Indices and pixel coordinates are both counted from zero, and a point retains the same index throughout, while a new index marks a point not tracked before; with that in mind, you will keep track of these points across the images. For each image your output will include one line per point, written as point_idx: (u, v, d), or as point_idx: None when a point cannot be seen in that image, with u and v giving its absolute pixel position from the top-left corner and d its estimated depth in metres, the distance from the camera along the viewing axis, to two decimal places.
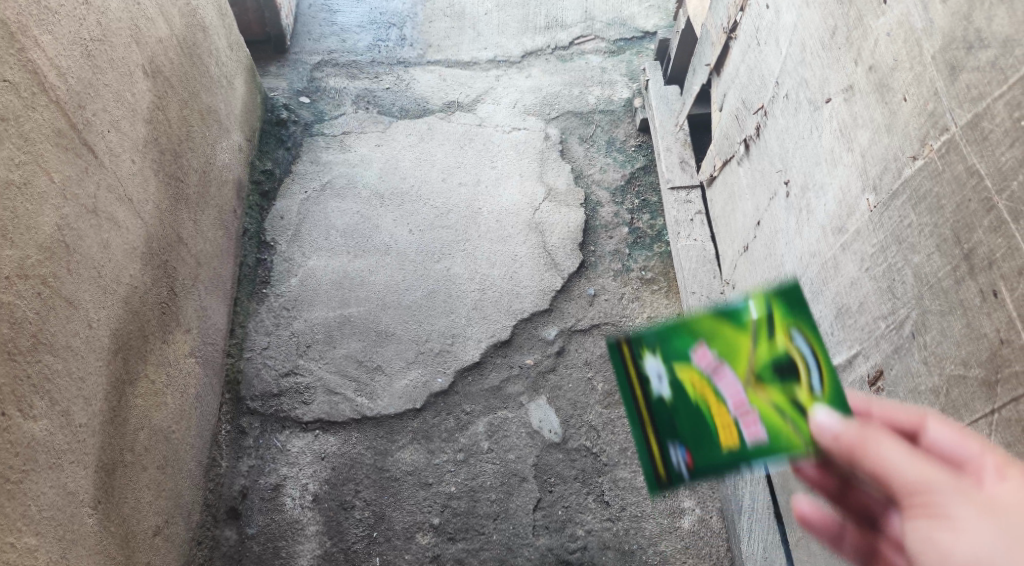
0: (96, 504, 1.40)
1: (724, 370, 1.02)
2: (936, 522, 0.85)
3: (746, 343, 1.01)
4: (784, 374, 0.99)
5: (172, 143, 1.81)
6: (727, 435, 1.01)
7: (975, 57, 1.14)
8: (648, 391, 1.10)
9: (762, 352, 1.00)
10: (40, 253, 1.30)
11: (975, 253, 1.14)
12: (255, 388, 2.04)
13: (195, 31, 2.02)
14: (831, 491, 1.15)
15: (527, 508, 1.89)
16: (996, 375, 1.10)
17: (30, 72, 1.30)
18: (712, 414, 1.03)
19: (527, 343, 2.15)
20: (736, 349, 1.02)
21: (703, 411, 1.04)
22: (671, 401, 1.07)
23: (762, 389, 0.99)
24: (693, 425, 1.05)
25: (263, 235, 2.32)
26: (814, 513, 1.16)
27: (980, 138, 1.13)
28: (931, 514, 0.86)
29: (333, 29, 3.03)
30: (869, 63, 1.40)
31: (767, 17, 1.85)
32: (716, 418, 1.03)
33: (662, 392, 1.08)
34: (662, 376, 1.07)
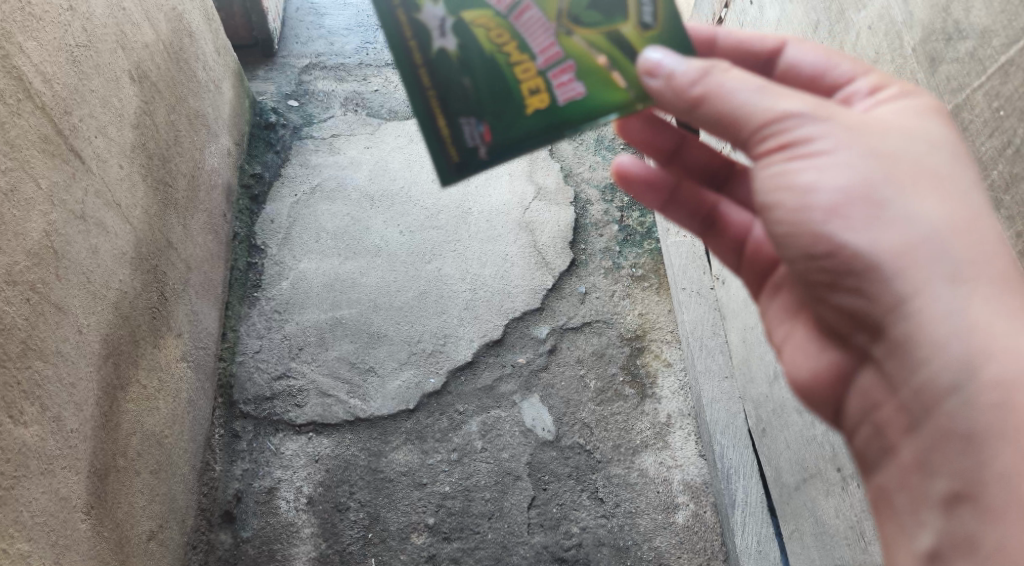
0: (89, 510, 1.40)
1: (566, 66, 1.15)
2: (807, 162, 1.01)
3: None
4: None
5: (160, 148, 1.81)
6: (535, 96, 1.17)
7: (954, 48, 1.15)
8: (429, 48, 1.16)
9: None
10: (29, 259, 1.29)
11: None
12: (248, 392, 2.04)
13: (182, 36, 2.02)
14: (661, 147, 1.42)
15: (522, 506, 1.90)
16: None
17: (15, 79, 1.30)
18: (510, 64, 1.16)
19: (519, 342, 2.15)
20: None
21: (500, 63, 1.16)
22: (459, 51, 1.16)
23: (565, 31, 1.15)
24: (491, 75, 1.17)
25: (253, 239, 2.32)
26: (638, 169, 1.41)
27: (960, 128, 1.14)
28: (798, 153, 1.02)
29: (320, 32, 3.03)
30: (851, 57, 1.41)
31: (751, 13, 1.86)
32: (516, 65, 1.16)
33: (446, 44, 1.16)
34: (446, 24, 1.15)
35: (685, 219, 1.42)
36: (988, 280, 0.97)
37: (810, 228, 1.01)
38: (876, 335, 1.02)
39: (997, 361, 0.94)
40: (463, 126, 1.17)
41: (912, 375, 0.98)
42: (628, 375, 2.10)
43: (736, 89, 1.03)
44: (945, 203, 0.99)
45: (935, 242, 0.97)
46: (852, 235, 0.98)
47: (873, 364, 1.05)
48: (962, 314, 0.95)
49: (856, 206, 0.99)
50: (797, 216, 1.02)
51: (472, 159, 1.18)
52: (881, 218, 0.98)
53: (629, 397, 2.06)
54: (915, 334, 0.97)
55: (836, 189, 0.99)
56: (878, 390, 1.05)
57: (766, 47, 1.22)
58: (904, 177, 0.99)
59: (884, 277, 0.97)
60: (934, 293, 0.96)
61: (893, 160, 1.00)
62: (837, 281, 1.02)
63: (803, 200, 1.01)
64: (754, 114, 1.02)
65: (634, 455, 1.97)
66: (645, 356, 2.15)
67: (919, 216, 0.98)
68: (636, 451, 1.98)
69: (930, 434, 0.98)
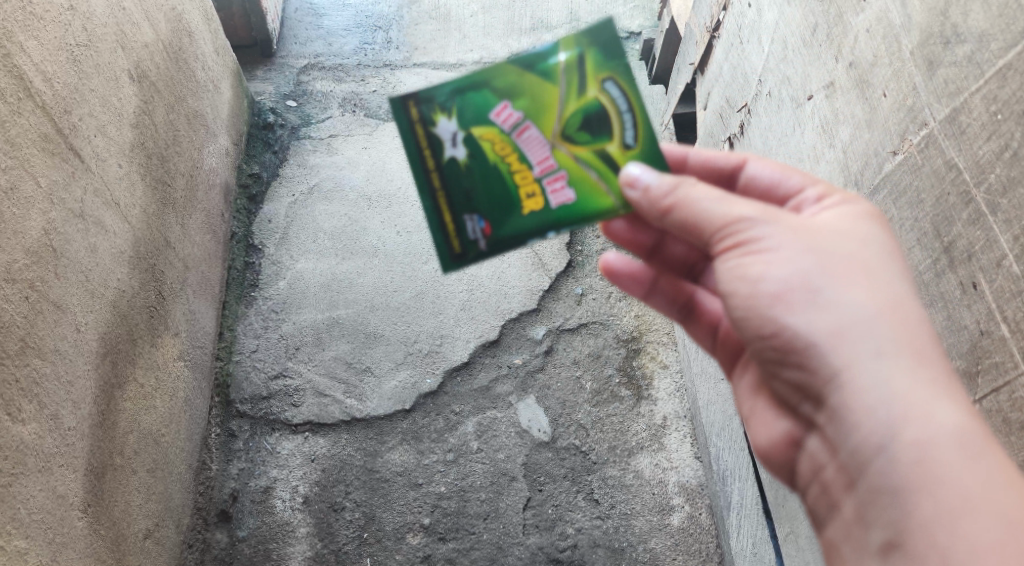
0: (85, 508, 1.40)
1: (562, 180, 1.15)
2: (746, 251, 1.04)
3: (554, 92, 1.15)
4: (592, 117, 1.14)
5: (159, 147, 1.81)
6: (532, 200, 1.17)
7: (952, 52, 1.17)
8: (440, 156, 1.18)
9: (573, 105, 1.15)
10: (28, 257, 1.29)
11: (954, 246, 1.16)
12: (244, 392, 2.04)
13: (181, 36, 2.02)
14: (642, 244, 1.38)
15: (517, 507, 1.90)
16: (976, 366, 1.12)
17: (16, 77, 1.30)
18: (512, 174, 1.17)
19: (515, 343, 2.16)
20: (545, 100, 1.15)
21: (502, 173, 1.17)
22: (467, 160, 1.17)
23: (563, 147, 1.15)
24: (494, 185, 1.17)
25: (251, 238, 2.31)
26: (621, 264, 1.40)
27: (957, 132, 1.15)
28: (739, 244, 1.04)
29: (319, 33, 3.03)
30: (849, 60, 1.43)
31: (749, 16, 1.87)
32: (517, 175, 1.17)
33: (455, 153, 1.18)
34: (456, 135, 1.17)
35: (665, 307, 1.41)
36: (916, 353, 0.98)
37: (755, 313, 1.04)
38: (820, 407, 1.04)
39: (917, 425, 0.95)
40: (466, 223, 1.19)
41: (849, 442, 1.00)
42: (624, 377, 2.11)
43: (691, 195, 1.06)
44: (876, 285, 1.01)
45: (866, 325, 0.99)
46: (793, 320, 1.01)
47: (818, 430, 1.08)
48: (888, 387, 0.97)
49: (792, 295, 1.01)
50: (744, 302, 1.05)
51: (473, 254, 1.20)
52: (816, 303, 1.00)
53: (625, 399, 2.07)
54: (847, 409, 0.99)
55: (776, 279, 1.02)
56: (824, 454, 1.07)
57: (728, 162, 1.23)
58: (838, 265, 1.02)
59: (818, 355, 1.01)
60: (862, 370, 0.98)
61: (828, 250, 1.03)
62: (784, 359, 1.05)
63: (746, 286, 1.04)
64: (699, 213, 1.05)
65: (630, 457, 1.98)
66: (642, 358, 2.15)
67: (851, 298, 1.00)
68: (632, 453, 1.99)
69: (864, 492, 1.00)
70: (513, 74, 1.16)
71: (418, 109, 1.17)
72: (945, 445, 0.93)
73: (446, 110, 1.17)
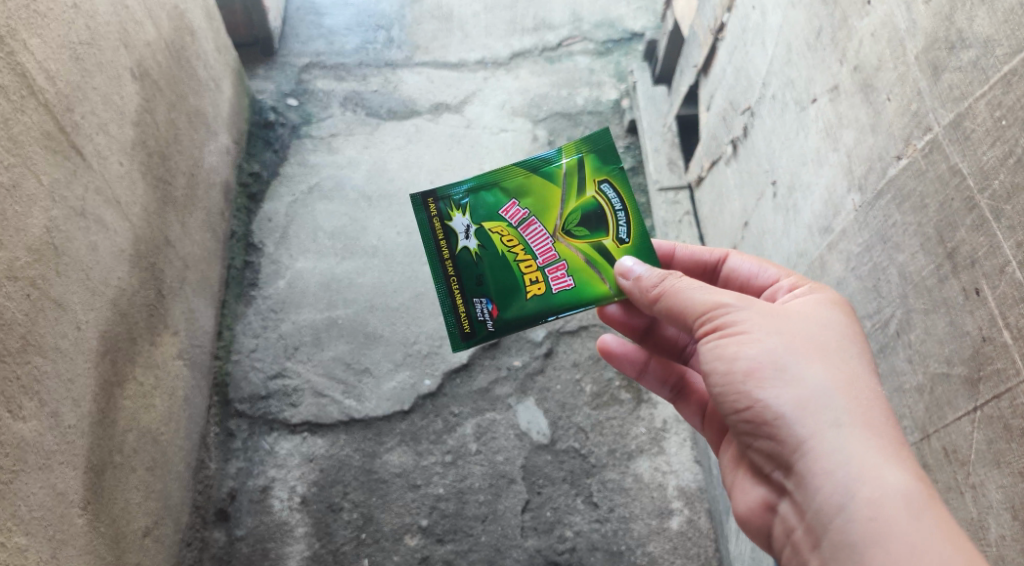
0: (85, 505, 1.40)
1: (561, 268, 1.44)
2: (723, 334, 1.20)
3: (554, 194, 1.45)
4: (587, 215, 1.44)
5: (160, 146, 1.80)
6: (535, 285, 1.45)
7: (957, 57, 1.17)
8: (455, 246, 1.48)
9: (572, 205, 1.44)
10: (30, 255, 1.29)
11: (958, 251, 1.16)
12: (243, 391, 2.03)
13: (183, 34, 2.01)
14: (636, 327, 1.58)
15: (516, 510, 1.90)
16: (978, 372, 1.12)
17: (19, 75, 1.30)
18: (517, 263, 1.46)
19: (515, 344, 2.15)
20: (545, 200, 1.45)
21: (509, 260, 1.46)
22: (478, 249, 1.47)
23: (561, 240, 1.44)
24: (503, 271, 1.46)
25: (250, 237, 2.31)
26: (618, 345, 1.62)
27: (962, 137, 1.15)
28: (717, 327, 1.21)
29: (320, 32, 3.03)
30: (854, 64, 1.43)
31: (754, 18, 1.87)
32: (521, 264, 1.45)
33: (468, 244, 1.47)
34: (469, 228, 1.48)
35: (657, 385, 1.61)
36: (873, 426, 1.10)
37: (732, 388, 1.19)
38: (790, 474, 1.16)
39: (871, 485, 1.06)
40: (476, 305, 1.47)
41: (813, 504, 1.11)
42: (624, 380, 2.09)
43: (680, 289, 1.26)
44: (836, 366, 1.15)
45: (826, 399, 1.12)
46: (764, 394, 1.15)
47: (789, 497, 1.17)
48: (846, 453, 1.09)
49: (763, 372, 1.16)
50: (720, 377, 1.20)
51: (481, 330, 1.47)
52: (785, 381, 1.15)
53: (625, 402, 2.06)
54: (812, 473, 1.11)
55: (749, 358, 1.17)
56: (795, 520, 1.16)
57: (712, 256, 1.50)
58: (804, 348, 1.17)
59: (785, 426, 1.14)
60: (824, 438, 1.11)
61: (796, 335, 1.18)
62: (756, 430, 1.18)
63: (722, 364, 1.19)
64: (686, 303, 1.24)
65: (629, 460, 1.98)
66: None
67: (815, 377, 1.14)
68: (631, 456, 1.98)
69: (828, 547, 1.09)
70: (520, 178, 1.47)
71: (437, 207, 1.49)
72: (893, 505, 1.04)
73: (462, 208, 1.48)
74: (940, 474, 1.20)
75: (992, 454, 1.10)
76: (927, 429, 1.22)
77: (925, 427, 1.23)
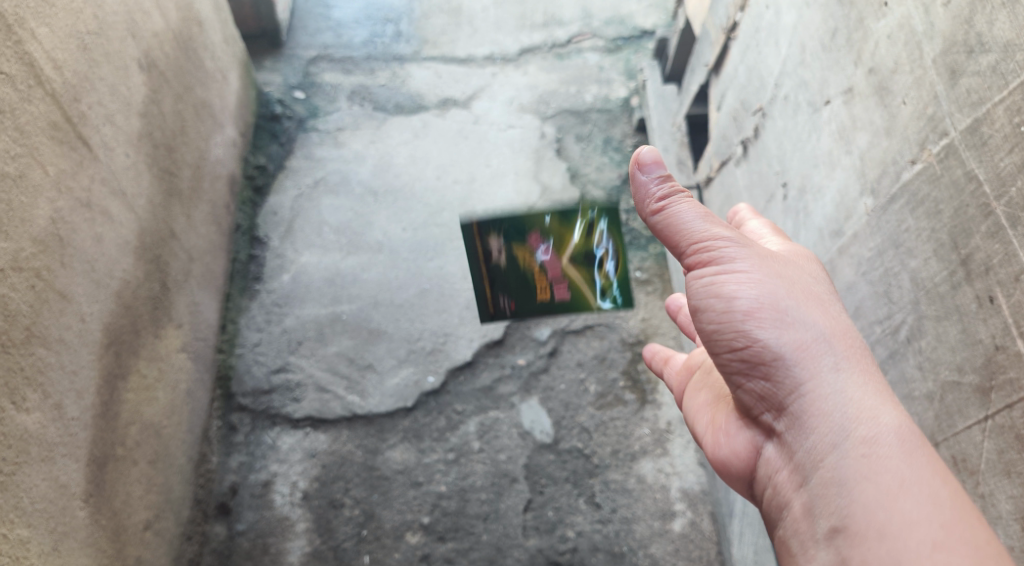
0: (87, 498, 1.39)
1: None
2: (723, 270, 1.17)
3: None
4: None
5: (166, 137, 1.79)
6: None
7: (976, 61, 1.15)
8: None
9: None
10: (35, 245, 1.28)
11: (972, 259, 1.15)
12: (246, 385, 2.03)
13: (191, 25, 2.00)
14: None
15: (518, 509, 1.89)
16: (990, 381, 1.11)
17: (26, 64, 1.29)
18: None
19: (519, 343, 2.14)
20: None
21: None
22: None
23: None
24: None
25: (256, 230, 2.30)
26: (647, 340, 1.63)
27: (979, 143, 1.14)
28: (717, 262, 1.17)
29: (328, 24, 3.01)
30: (869, 66, 1.41)
31: (767, 17, 1.85)
32: None
33: None
34: None
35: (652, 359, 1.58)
36: (864, 370, 1.12)
37: (729, 326, 1.16)
38: (780, 415, 1.16)
39: (867, 425, 1.07)
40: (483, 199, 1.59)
41: (805, 443, 1.12)
42: (629, 381, 2.09)
43: (685, 215, 1.18)
44: (827, 311, 1.16)
45: (824, 342, 1.13)
46: (763, 334, 1.14)
47: (777, 437, 1.17)
48: (843, 395, 1.10)
49: (764, 313, 1.15)
50: (717, 316, 1.17)
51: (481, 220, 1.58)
52: (784, 322, 1.14)
53: (629, 402, 2.05)
54: (806, 414, 1.11)
55: (749, 298, 1.15)
56: (781, 459, 1.17)
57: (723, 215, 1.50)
58: (799, 293, 1.17)
59: (782, 366, 1.13)
60: (821, 379, 1.11)
61: (790, 277, 1.18)
62: (750, 369, 1.17)
63: (722, 302, 1.16)
64: (686, 234, 1.18)
65: (632, 461, 1.96)
66: (647, 361, 2.13)
67: (811, 320, 1.14)
68: (635, 457, 1.97)
69: (819, 487, 1.09)
70: None
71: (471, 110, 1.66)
72: (890, 445, 1.06)
73: None
74: None
75: (1003, 464, 1.09)
76: (936, 437, 1.21)
77: (935, 435, 1.22)
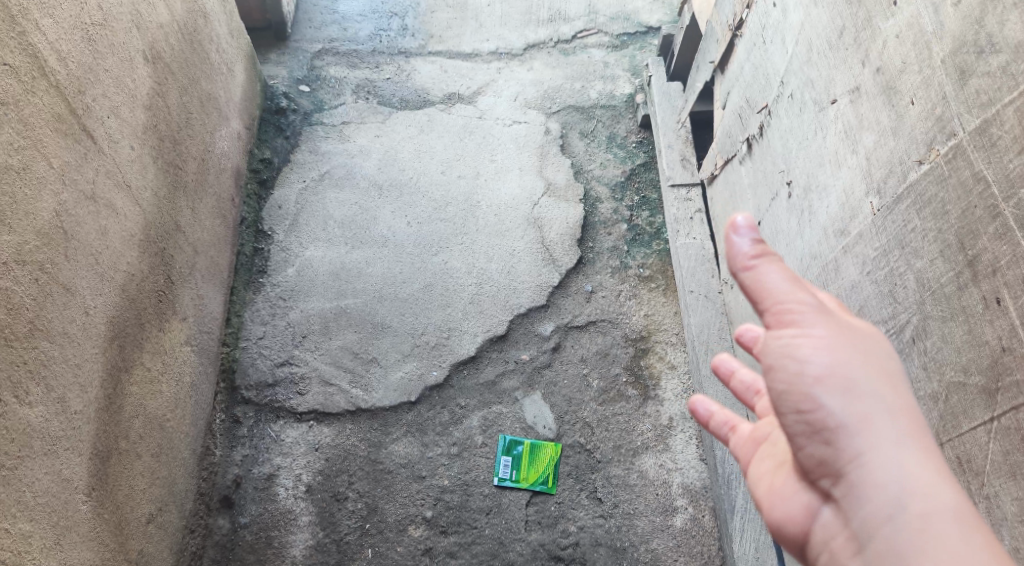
0: (90, 491, 1.39)
1: None
2: (798, 329, 1.02)
3: None
4: None
5: (171, 130, 1.79)
6: None
7: (986, 61, 1.14)
8: None
9: None
10: (38, 239, 1.29)
11: (979, 260, 1.14)
12: (250, 378, 2.03)
13: (196, 17, 2.00)
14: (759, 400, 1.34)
15: (520, 503, 1.89)
16: (996, 382, 1.10)
17: (30, 56, 1.29)
18: None
19: (523, 338, 2.14)
20: None
21: None
22: None
23: None
24: None
25: (261, 223, 2.30)
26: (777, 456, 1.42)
27: (987, 144, 1.13)
28: (791, 323, 1.03)
29: (334, 18, 3.01)
30: (877, 64, 1.40)
31: (774, 16, 1.84)
32: None
33: None
34: None
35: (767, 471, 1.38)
36: (935, 455, 0.97)
37: (795, 389, 1.00)
38: (837, 488, 1.00)
39: (924, 503, 0.94)
40: None
41: (858, 519, 0.97)
42: (631, 376, 2.09)
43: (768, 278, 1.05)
44: (904, 393, 1.01)
45: (893, 418, 0.98)
46: (831, 403, 0.98)
47: (829, 512, 1.01)
48: (905, 472, 0.95)
49: (834, 381, 0.99)
50: (782, 379, 1.01)
51: None
52: (855, 395, 0.99)
53: (631, 398, 2.05)
54: (863, 488, 0.96)
55: (821, 364, 1.00)
56: (834, 528, 1.00)
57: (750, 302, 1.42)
58: (876, 367, 1.02)
59: (845, 437, 0.98)
60: (887, 454, 0.96)
61: (867, 350, 1.03)
62: (811, 439, 1.01)
63: (791, 361, 1.00)
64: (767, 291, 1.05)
65: (634, 457, 1.96)
66: (649, 357, 2.12)
67: (883, 397, 0.99)
68: (637, 452, 1.97)
69: None
70: None
71: None
72: (947, 528, 0.92)
73: None
74: None
75: (1008, 466, 1.08)
76: (941, 437, 1.21)
77: (940, 435, 1.21)
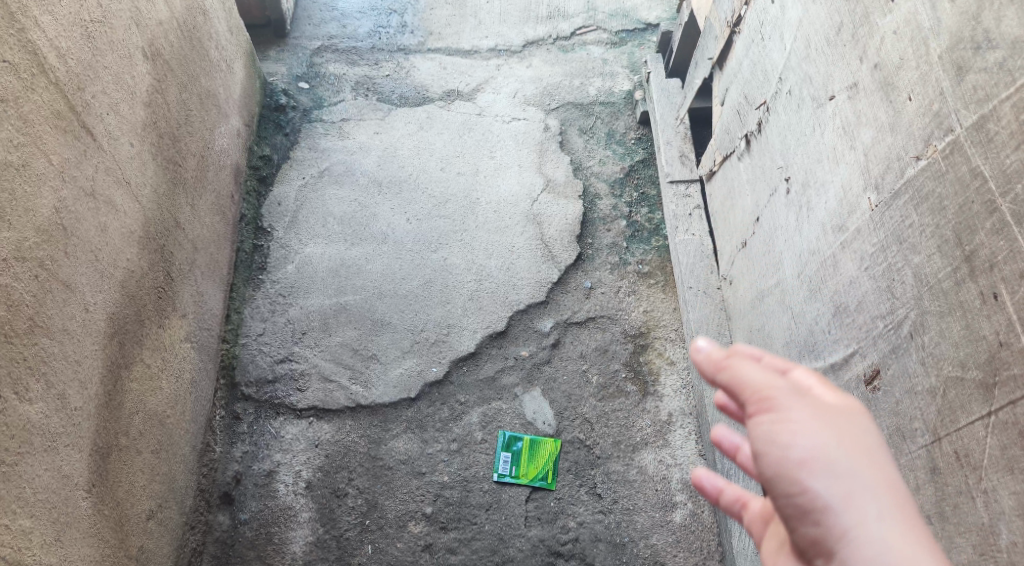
0: (90, 488, 1.40)
1: None
2: (776, 414, 0.97)
3: None
4: None
5: (170, 127, 1.79)
6: None
7: (983, 57, 1.15)
8: None
9: None
10: (38, 235, 1.29)
11: (976, 255, 1.14)
12: (250, 374, 2.03)
13: (195, 14, 2.00)
14: None
15: (520, 499, 1.90)
16: (993, 377, 1.11)
17: (29, 53, 1.29)
18: None
19: (522, 335, 2.15)
20: None
21: None
22: None
23: None
24: None
25: (260, 221, 2.30)
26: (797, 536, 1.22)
27: (984, 139, 1.13)
28: (769, 409, 0.98)
29: (333, 15, 3.01)
30: (875, 61, 1.40)
31: (772, 12, 1.84)
32: None
33: None
34: None
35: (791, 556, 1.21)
36: (931, 539, 0.89)
37: (778, 478, 0.95)
38: None
39: None
40: None
41: None
42: (630, 372, 2.09)
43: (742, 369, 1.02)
44: (894, 476, 0.93)
45: (879, 501, 0.91)
46: (814, 490, 0.92)
47: None
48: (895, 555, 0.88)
49: (815, 466, 0.93)
50: (766, 469, 0.97)
51: None
52: (838, 478, 0.92)
53: (630, 394, 2.05)
54: None
55: (802, 450, 0.94)
56: None
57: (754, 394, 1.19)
58: (863, 451, 0.95)
59: (831, 522, 0.91)
60: (877, 540, 0.89)
61: (849, 428, 0.97)
62: (801, 528, 0.95)
63: (772, 450, 0.96)
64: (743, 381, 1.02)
65: (633, 452, 1.97)
66: (648, 353, 2.13)
67: (869, 479, 0.92)
68: (636, 448, 1.97)
69: None
70: None
71: None
72: None
73: None
74: (951, 479, 1.18)
75: (1006, 460, 1.08)
76: (939, 432, 1.21)
77: (937, 430, 1.21)
